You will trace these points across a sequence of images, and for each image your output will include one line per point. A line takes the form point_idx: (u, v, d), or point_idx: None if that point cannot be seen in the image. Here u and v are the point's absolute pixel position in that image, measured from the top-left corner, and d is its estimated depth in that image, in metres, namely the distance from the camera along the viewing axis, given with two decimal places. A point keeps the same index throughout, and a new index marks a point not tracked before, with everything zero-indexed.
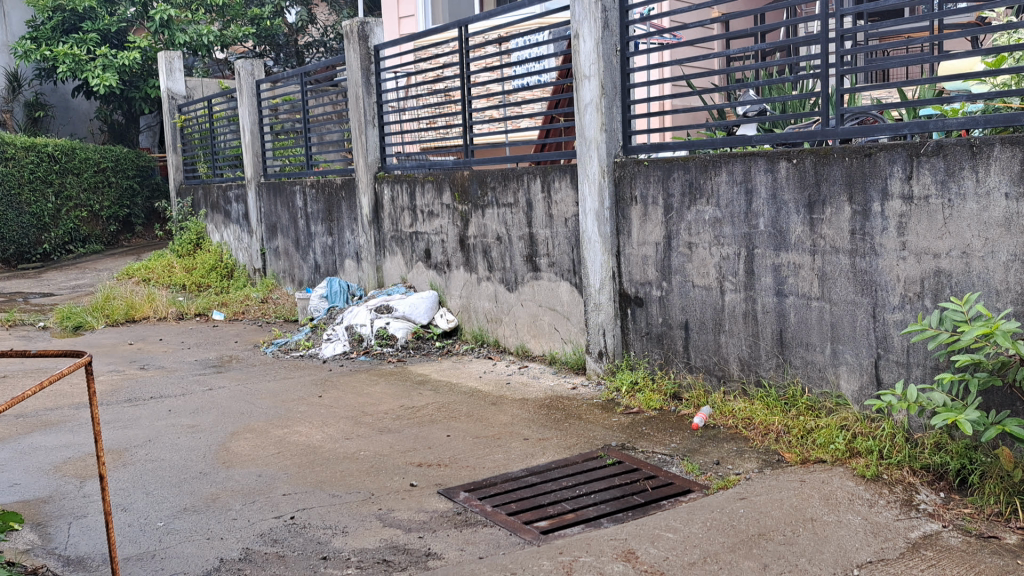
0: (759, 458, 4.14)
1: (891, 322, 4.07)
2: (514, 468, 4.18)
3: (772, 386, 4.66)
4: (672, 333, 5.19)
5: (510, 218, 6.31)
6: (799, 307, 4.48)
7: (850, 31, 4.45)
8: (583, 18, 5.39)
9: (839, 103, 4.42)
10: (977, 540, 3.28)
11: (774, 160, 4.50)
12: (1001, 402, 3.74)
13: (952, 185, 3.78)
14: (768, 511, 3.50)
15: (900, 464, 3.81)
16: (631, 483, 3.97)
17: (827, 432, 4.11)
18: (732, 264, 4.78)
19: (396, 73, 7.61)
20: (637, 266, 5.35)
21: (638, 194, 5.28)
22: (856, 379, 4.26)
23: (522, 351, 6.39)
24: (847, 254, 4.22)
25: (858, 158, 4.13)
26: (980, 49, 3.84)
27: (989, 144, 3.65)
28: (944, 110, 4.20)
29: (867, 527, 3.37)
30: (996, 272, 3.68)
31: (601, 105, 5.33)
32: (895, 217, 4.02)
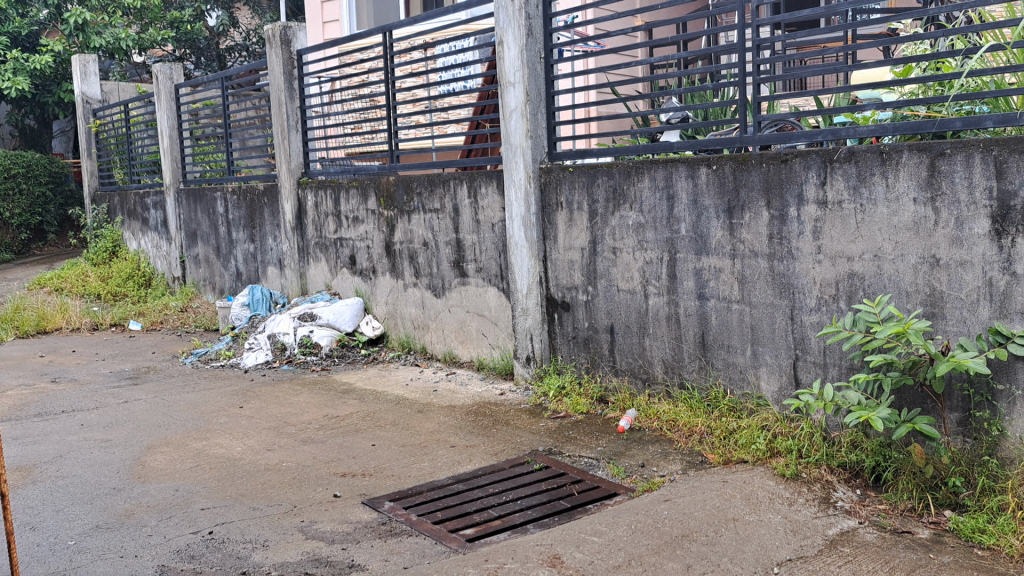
0: (683, 460, 4.20)
1: (808, 324, 4.17)
2: (440, 476, 4.16)
3: (695, 388, 4.72)
4: (598, 337, 5.23)
5: (436, 223, 6.29)
6: (719, 310, 4.55)
7: (767, 41, 4.54)
8: (507, 25, 5.41)
9: (757, 110, 4.51)
10: (891, 535, 3.39)
11: (695, 166, 4.58)
12: (913, 400, 3.87)
13: (865, 191, 3.90)
14: (691, 512, 3.55)
15: (818, 463, 3.89)
16: (558, 488, 3.98)
17: (748, 432, 4.19)
18: (656, 269, 4.84)
19: (320, 79, 7.53)
20: (563, 271, 5.38)
21: (564, 200, 5.31)
22: (775, 379, 4.35)
23: (449, 358, 6.36)
24: (766, 258, 4.31)
25: (775, 164, 4.23)
26: (889, 59, 3.96)
27: (898, 151, 3.77)
28: (856, 118, 4.31)
29: (787, 525, 3.44)
30: (906, 274, 3.80)
31: (526, 111, 5.36)
32: (810, 222, 4.12)
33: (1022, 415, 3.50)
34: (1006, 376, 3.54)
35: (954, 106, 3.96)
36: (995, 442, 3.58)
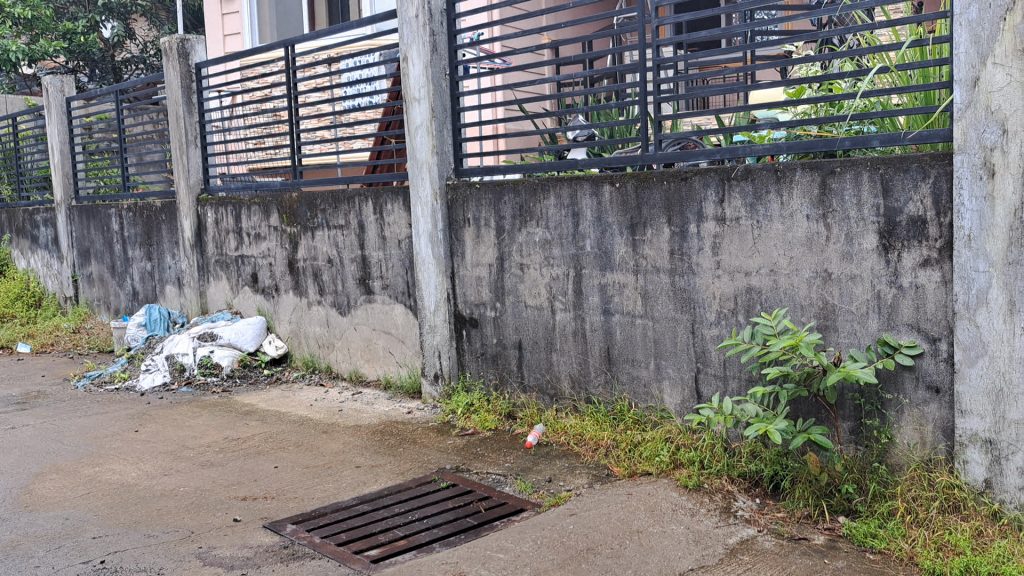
0: (589, 474, 4.24)
1: (708, 337, 4.27)
2: (345, 497, 4.10)
3: (601, 402, 4.76)
4: (506, 353, 5.24)
5: (341, 240, 6.21)
6: (624, 324, 4.62)
7: (668, 61, 4.65)
8: (412, 41, 5.42)
9: (659, 129, 4.61)
10: (788, 542, 3.49)
11: (599, 184, 4.65)
12: (808, 411, 3.99)
13: (761, 209, 4.02)
14: (596, 526, 3.58)
15: (719, 473, 3.98)
16: (465, 505, 3.97)
17: (652, 445, 4.25)
18: (562, 285, 4.89)
19: (220, 93, 7.39)
20: (471, 288, 5.39)
21: (470, 216, 5.32)
22: (678, 393, 4.42)
23: (356, 377, 6.29)
24: (667, 274, 4.40)
25: (675, 182, 4.33)
26: (783, 81, 4.10)
27: (791, 169, 3.91)
28: (754, 138, 4.45)
29: (689, 536, 3.51)
30: (800, 288, 3.93)
31: (432, 127, 5.36)
32: (710, 238, 4.22)
33: (909, 423, 3.65)
34: (894, 386, 3.69)
35: (845, 126, 4.11)
36: (885, 449, 3.72)
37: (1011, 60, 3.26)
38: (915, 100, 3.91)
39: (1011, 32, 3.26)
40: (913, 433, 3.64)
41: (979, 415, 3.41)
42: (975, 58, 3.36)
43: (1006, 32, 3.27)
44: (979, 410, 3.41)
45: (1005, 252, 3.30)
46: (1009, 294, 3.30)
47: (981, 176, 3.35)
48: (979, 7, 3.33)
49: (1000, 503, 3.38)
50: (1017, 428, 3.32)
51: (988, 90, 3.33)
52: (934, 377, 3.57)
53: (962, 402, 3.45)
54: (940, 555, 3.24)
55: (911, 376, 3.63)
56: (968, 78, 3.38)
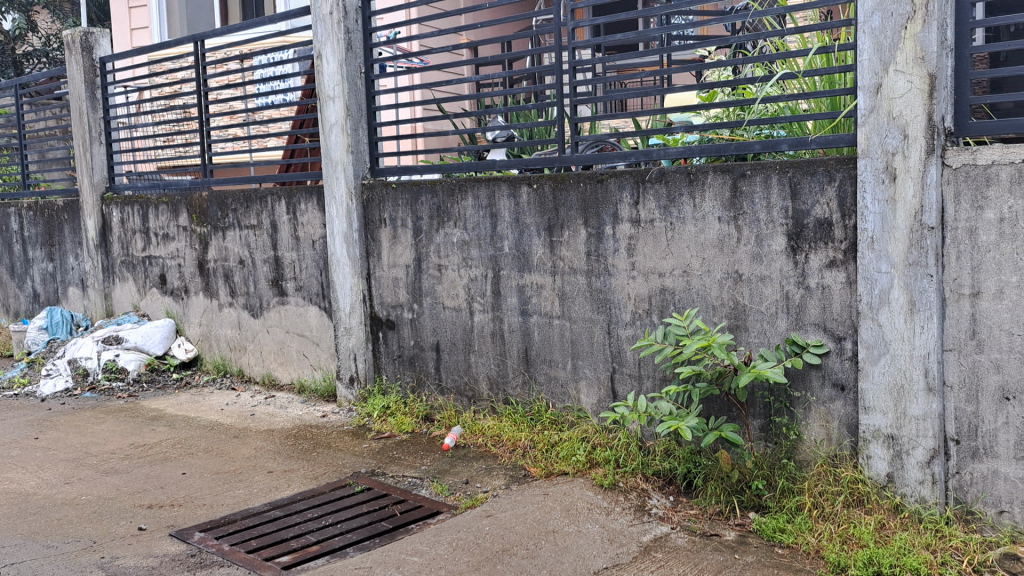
0: (506, 474, 4.24)
1: (624, 337, 4.31)
2: (256, 503, 4.02)
3: (518, 403, 4.76)
4: (423, 355, 5.21)
5: (253, 240, 6.09)
6: (541, 325, 4.64)
7: (584, 64, 4.68)
8: (326, 38, 5.34)
9: (575, 131, 4.63)
10: (700, 539, 3.56)
11: (516, 185, 4.66)
12: (720, 409, 4.07)
13: (674, 211, 4.08)
14: (512, 526, 3.59)
15: (634, 472, 4.02)
16: (379, 509, 3.92)
17: (568, 445, 4.27)
18: (480, 286, 4.88)
19: (127, 88, 7.18)
20: (387, 289, 5.34)
21: (386, 216, 5.27)
22: (594, 393, 4.45)
23: (269, 380, 6.17)
24: (584, 275, 4.43)
25: (592, 183, 4.36)
26: (695, 85, 4.17)
27: (703, 172, 3.97)
28: (668, 141, 4.51)
29: (604, 535, 3.54)
30: (712, 289, 4.01)
31: (346, 126, 5.29)
32: (625, 239, 4.27)
33: (816, 420, 3.75)
34: (802, 384, 3.78)
35: (755, 130, 4.19)
36: (794, 446, 3.82)
37: (911, 67, 3.38)
38: (821, 105, 4.01)
39: (911, 40, 3.37)
40: (820, 430, 3.75)
41: (882, 411, 3.52)
42: (878, 65, 3.47)
43: (906, 41, 3.38)
44: (881, 406, 3.52)
45: (906, 254, 3.42)
46: (909, 295, 3.42)
47: (883, 180, 3.46)
48: (882, 16, 3.45)
49: (901, 496, 3.50)
50: (917, 424, 3.44)
51: (890, 96, 3.44)
52: (840, 375, 3.68)
53: (866, 399, 3.57)
54: (845, 548, 3.34)
55: (818, 374, 3.73)
56: (871, 84, 3.49)
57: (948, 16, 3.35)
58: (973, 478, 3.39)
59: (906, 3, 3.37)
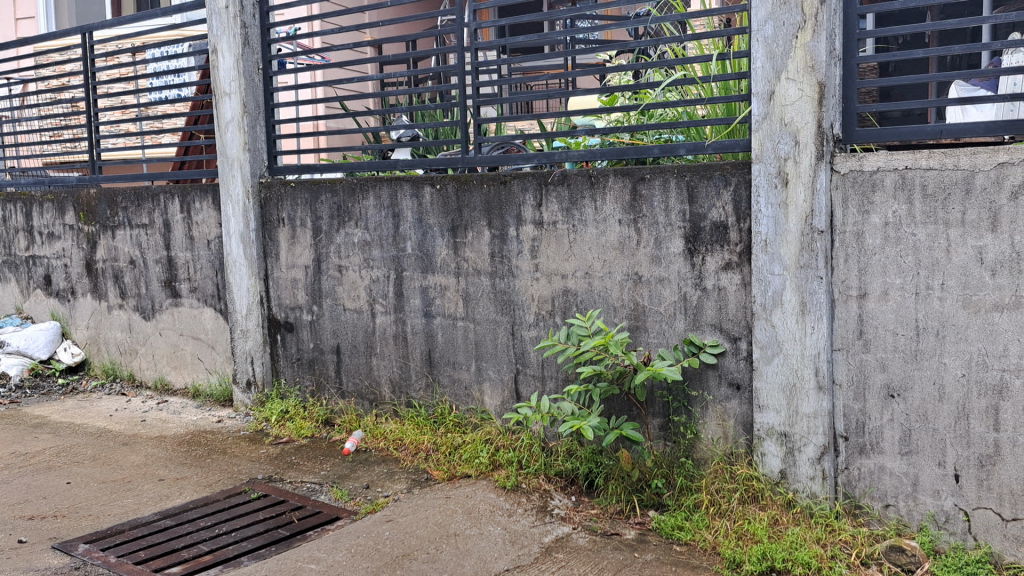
0: (408, 478, 4.20)
1: (527, 339, 4.32)
2: (145, 512, 3.87)
3: (421, 406, 4.72)
4: (324, 358, 5.11)
5: (144, 240, 5.88)
6: (445, 327, 4.61)
7: (488, 65, 4.67)
8: (221, 33, 5.20)
9: (478, 132, 4.62)
10: (601, 538, 3.59)
11: (419, 186, 4.62)
12: (621, 408, 4.11)
13: (576, 213, 4.11)
14: (413, 531, 3.55)
15: (537, 473, 4.03)
16: (276, 516, 3.83)
17: (472, 447, 4.25)
18: (382, 287, 4.83)
19: (9, 80, 6.86)
20: (285, 290, 5.23)
21: (285, 216, 5.16)
22: (498, 394, 4.43)
23: (161, 385, 5.97)
24: (487, 276, 4.42)
25: (495, 185, 4.35)
26: (598, 88, 4.21)
27: (605, 175, 4.01)
28: (570, 143, 4.54)
29: (505, 536, 3.54)
30: (613, 290, 4.05)
31: (243, 123, 5.17)
32: (528, 241, 4.28)
33: (713, 419, 3.83)
34: (699, 383, 3.86)
35: (654, 134, 4.28)
36: (692, 444, 3.89)
37: (802, 75, 3.48)
38: (717, 111, 4.10)
39: (802, 49, 3.48)
40: (717, 428, 3.83)
41: (775, 409, 3.62)
42: (770, 73, 3.57)
43: (797, 50, 3.49)
44: (775, 404, 3.62)
45: (797, 256, 3.53)
46: (800, 296, 3.53)
47: (776, 184, 3.56)
48: (774, 25, 3.54)
49: (794, 492, 3.60)
50: (808, 422, 3.55)
51: (782, 103, 3.54)
52: (735, 374, 3.76)
53: (760, 398, 3.66)
54: (740, 544, 3.41)
55: (715, 374, 3.81)
56: (764, 91, 3.59)
57: (836, 26, 3.47)
58: (861, 473, 3.51)
59: (797, 13, 3.48)
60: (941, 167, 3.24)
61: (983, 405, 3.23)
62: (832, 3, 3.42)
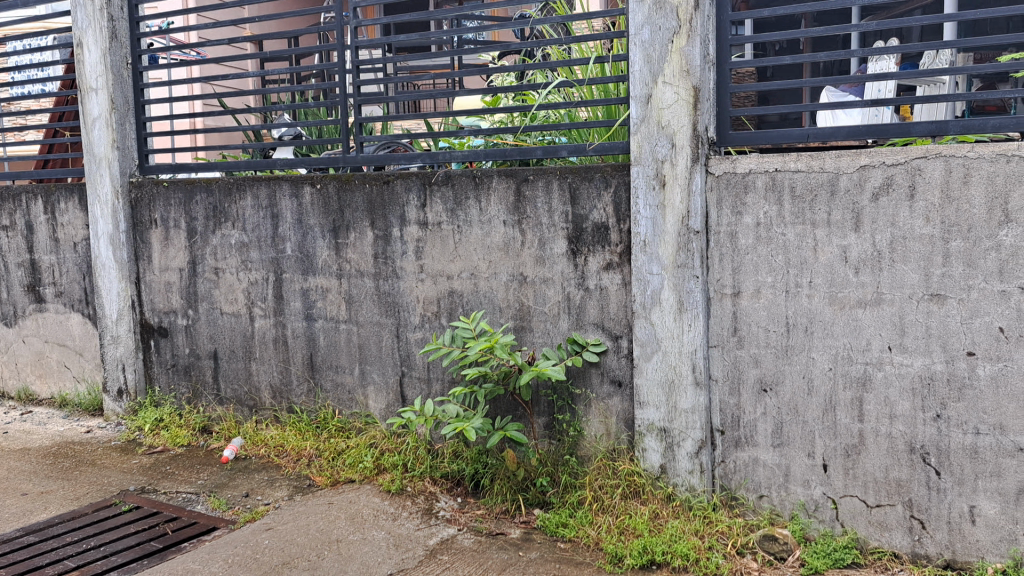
0: (289, 486, 4.12)
1: (412, 341, 4.28)
2: (7, 529, 3.68)
3: (304, 411, 4.63)
4: (200, 363, 4.96)
5: (5, 242, 5.58)
6: (327, 330, 4.53)
7: (371, 63, 4.54)
8: (86, 26, 4.96)
9: (359, 131, 4.55)
10: (486, 538, 3.60)
11: (299, 185, 4.52)
12: (506, 409, 4.13)
13: (460, 214, 4.10)
14: (293, 539, 3.49)
15: (422, 475, 4.01)
16: (149, 528, 3.70)
17: (356, 451, 4.20)
18: (261, 290, 4.71)
19: None
20: (159, 295, 5.05)
21: (158, 217, 4.99)
22: (382, 397, 4.38)
23: (25, 395, 5.69)
24: (371, 278, 4.37)
25: (377, 185, 4.30)
26: (481, 89, 4.20)
27: (488, 176, 4.01)
28: (455, 145, 4.51)
29: (389, 541, 3.50)
30: (499, 291, 4.06)
31: (111, 120, 4.97)
32: (412, 242, 4.24)
33: (596, 416, 3.89)
34: (583, 381, 3.91)
35: (537, 135, 4.29)
36: (575, 441, 3.93)
37: (678, 79, 3.57)
38: (598, 114, 4.15)
39: (677, 53, 3.56)
40: (600, 425, 3.88)
41: (655, 406, 3.70)
42: (648, 77, 3.63)
43: (673, 54, 3.57)
44: (654, 401, 3.70)
45: (674, 256, 3.61)
46: (678, 295, 3.61)
47: (654, 186, 3.63)
48: (651, 29, 3.61)
49: (673, 486, 3.68)
50: (686, 417, 3.64)
51: (659, 106, 3.61)
52: (617, 372, 3.83)
53: (641, 395, 3.72)
54: (622, 539, 3.47)
55: (598, 372, 3.87)
56: (642, 94, 3.65)
57: (709, 32, 3.57)
58: (736, 466, 3.62)
59: (673, 18, 3.56)
60: (808, 169, 3.37)
61: (848, 397, 3.38)
62: (706, 9, 3.52)
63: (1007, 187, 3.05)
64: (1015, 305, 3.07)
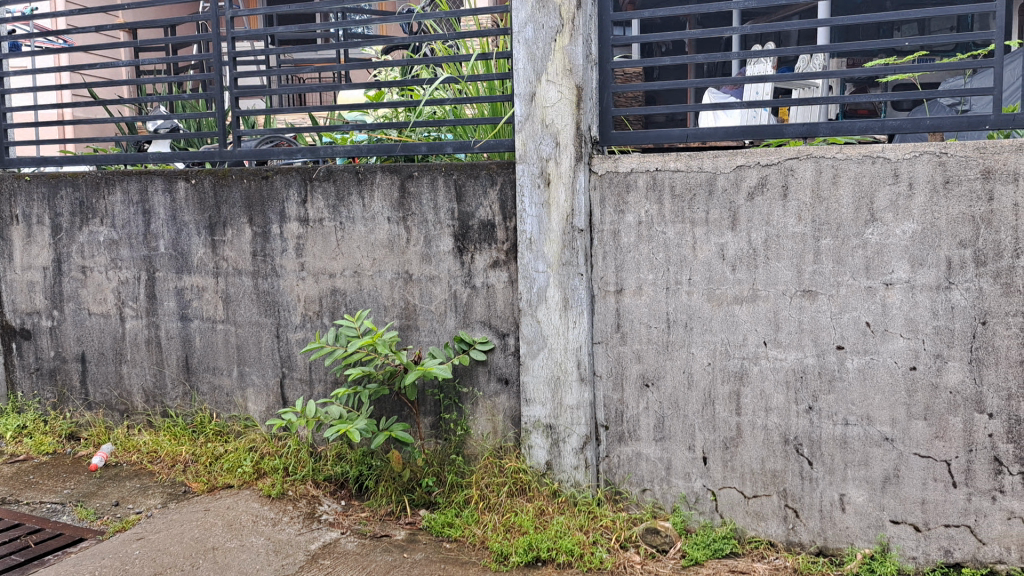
0: (163, 493, 3.97)
1: (293, 341, 4.18)
2: None
3: (179, 415, 4.47)
4: (66, 367, 4.74)
5: None
6: (204, 330, 4.38)
7: (248, 54, 4.38)
8: None
9: (236, 125, 4.40)
10: (370, 541, 3.55)
11: (172, 181, 4.35)
12: (392, 408, 4.08)
13: (343, 210, 4.02)
14: (166, 548, 3.36)
15: (304, 479, 3.93)
16: (10, 542, 3.52)
17: (234, 456, 4.09)
18: (132, 289, 4.52)
19: None
20: (21, 295, 4.80)
21: (19, 213, 4.74)
22: (261, 400, 4.26)
23: None
24: (249, 276, 4.24)
25: (256, 180, 4.17)
26: (364, 83, 4.12)
27: (371, 171, 3.94)
28: (338, 139, 4.41)
29: (269, 547, 3.41)
30: (383, 289, 4.00)
31: None
32: (293, 239, 4.14)
33: (483, 414, 3.87)
34: (469, 380, 3.88)
35: (422, 132, 4.23)
36: (462, 440, 3.90)
37: (561, 78, 3.58)
38: (483, 111, 4.13)
39: (560, 52, 3.57)
40: (487, 423, 3.87)
41: (541, 402, 3.69)
42: (532, 75, 3.63)
43: (556, 52, 3.58)
44: (541, 398, 3.69)
45: (560, 254, 3.62)
46: (563, 292, 3.63)
47: (539, 184, 3.63)
48: (534, 28, 3.60)
49: (559, 482, 3.69)
50: (571, 413, 3.65)
51: (543, 105, 3.61)
52: (504, 370, 3.82)
53: (527, 392, 3.72)
54: (507, 537, 3.47)
55: (484, 370, 3.85)
56: (526, 92, 3.64)
57: (591, 32, 3.60)
58: (620, 460, 3.66)
59: (555, 17, 3.57)
60: (688, 168, 3.44)
61: (726, 391, 3.46)
62: (587, 9, 3.55)
63: (873, 187, 3.19)
64: (880, 301, 3.21)
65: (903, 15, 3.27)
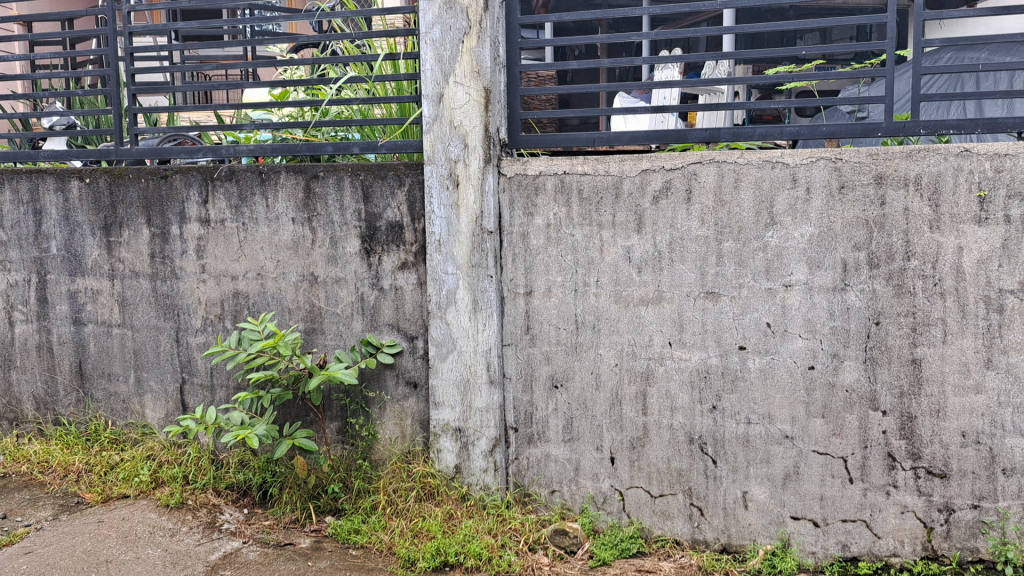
0: (54, 504, 3.82)
1: (193, 345, 4.06)
2: None
3: (72, 423, 4.31)
4: None
5: None
6: (98, 335, 4.22)
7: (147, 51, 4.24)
8: None
9: (133, 122, 4.25)
10: (273, 550, 3.47)
11: (65, 180, 4.19)
12: (297, 413, 3.97)
13: (245, 211, 3.93)
14: (55, 563, 3.24)
15: (205, 487, 3.83)
16: None
17: (131, 464, 3.96)
18: (22, 292, 4.34)
19: None
20: None
21: None
22: (160, 406, 4.14)
23: None
24: (147, 278, 4.11)
25: (154, 179, 4.04)
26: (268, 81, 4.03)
27: (275, 171, 3.86)
28: (242, 138, 4.31)
29: (166, 558, 3.31)
30: (287, 292, 3.92)
31: None
32: (193, 240, 4.02)
33: (391, 418, 3.82)
34: (377, 383, 3.82)
35: (328, 131, 4.17)
36: (369, 445, 3.84)
37: (469, 80, 3.57)
38: (391, 111, 4.09)
39: (468, 54, 3.56)
40: (395, 427, 3.82)
41: (450, 405, 3.65)
42: (439, 76, 3.60)
43: (463, 54, 3.56)
44: (450, 400, 3.65)
45: (469, 256, 3.60)
46: (472, 294, 3.61)
47: (448, 186, 3.61)
48: (442, 28, 3.57)
49: (468, 486, 3.66)
50: (481, 415, 3.63)
51: (451, 106, 3.59)
52: (413, 373, 3.78)
53: (436, 395, 3.67)
54: (415, 542, 3.43)
55: (392, 374, 3.80)
56: (433, 93, 3.61)
57: (499, 34, 3.60)
58: (529, 462, 3.66)
59: (463, 19, 3.55)
60: (595, 172, 3.46)
61: (633, 391, 3.50)
62: (495, 11, 3.55)
63: (772, 191, 3.26)
64: (780, 302, 3.29)
65: (802, 24, 3.35)
